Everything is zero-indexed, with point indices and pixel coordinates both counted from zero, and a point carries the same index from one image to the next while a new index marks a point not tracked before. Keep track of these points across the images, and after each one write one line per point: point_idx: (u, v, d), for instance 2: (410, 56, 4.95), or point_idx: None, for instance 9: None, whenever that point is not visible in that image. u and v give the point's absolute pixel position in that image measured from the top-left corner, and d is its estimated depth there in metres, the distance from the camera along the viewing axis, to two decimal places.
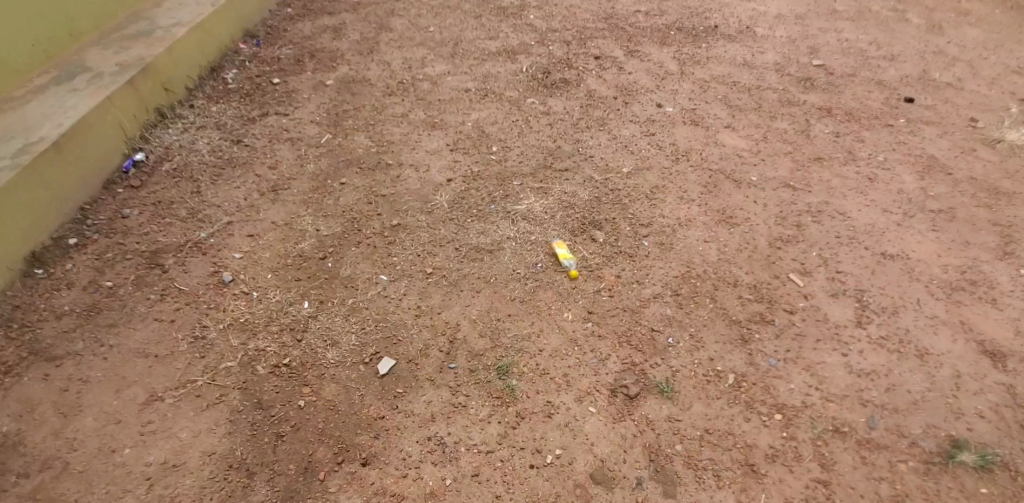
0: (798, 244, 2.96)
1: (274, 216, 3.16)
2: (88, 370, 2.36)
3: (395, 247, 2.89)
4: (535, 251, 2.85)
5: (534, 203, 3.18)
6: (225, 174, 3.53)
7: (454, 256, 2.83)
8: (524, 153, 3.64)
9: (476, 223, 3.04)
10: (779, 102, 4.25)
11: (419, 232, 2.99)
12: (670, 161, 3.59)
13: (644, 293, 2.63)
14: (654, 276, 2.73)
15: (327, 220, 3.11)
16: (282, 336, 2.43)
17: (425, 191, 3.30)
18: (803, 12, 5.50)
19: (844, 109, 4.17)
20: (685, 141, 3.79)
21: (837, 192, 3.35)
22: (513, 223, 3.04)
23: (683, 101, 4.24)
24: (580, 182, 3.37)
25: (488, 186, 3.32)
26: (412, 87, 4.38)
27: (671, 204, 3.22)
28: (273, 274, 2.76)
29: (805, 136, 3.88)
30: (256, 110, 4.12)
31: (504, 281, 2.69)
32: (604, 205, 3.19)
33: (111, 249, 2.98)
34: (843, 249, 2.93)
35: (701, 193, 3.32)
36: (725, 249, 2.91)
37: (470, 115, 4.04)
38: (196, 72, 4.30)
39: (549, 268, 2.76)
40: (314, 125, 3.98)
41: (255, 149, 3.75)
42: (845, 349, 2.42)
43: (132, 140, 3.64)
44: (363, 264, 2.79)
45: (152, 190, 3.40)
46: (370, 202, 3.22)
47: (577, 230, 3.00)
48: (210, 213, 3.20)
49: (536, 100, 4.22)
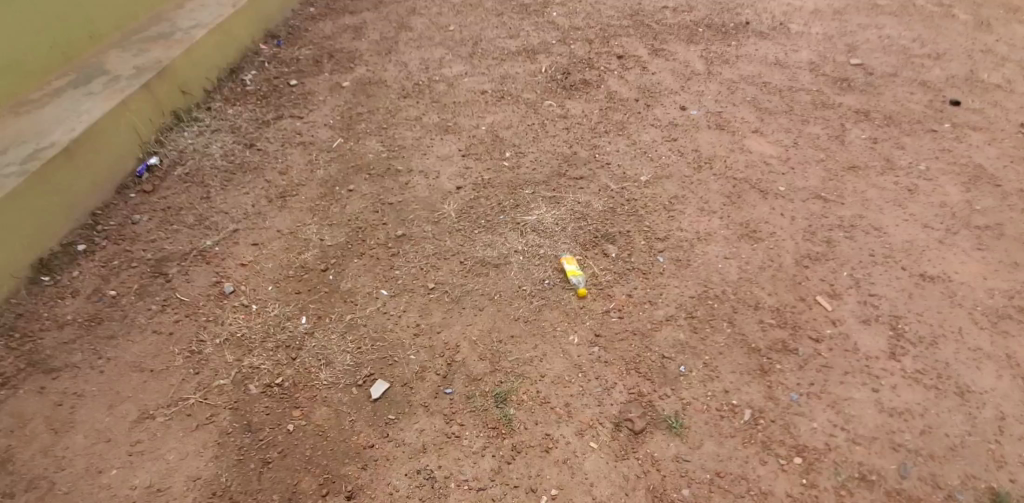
0: (827, 262, 2.75)
1: (279, 224, 3.11)
2: (84, 385, 2.37)
3: (398, 260, 2.80)
4: (541, 266, 2.72)
5: (545, 214, 3.04)
6: (235, 179, 3.51)
7: (458, 270, 2.72)
8: (538, 159, 3.51)
9: (482, 234, 2.92)
10: (812, 105, 4.02)
11: (424, 244, 2.88)
12: (692, 170, 3.40)
13: (656, 315, 2.48)
14: (668, 296, 2.57)
15: (331, 229, 3.03)
16: (276, 353, 2.36)
17: (432, 199, 3.19)
18: (841, 7, 5.21)
19: (882, 113, 3.92)
20: (708, 147, 3.60)
21: (872, 204, 3.11)
22: (522, 234, 2.91)
23: (709, 104, 4.03)
24: (594, 192, 3.22)
25: (498, 195, 3.20)
26: (427, 89, 4.28)
27: (689, 216, 3.04)
28: (273, 287, 2.71)
29: (838, 142, 3.64)
30: (271, 113, 4.11)
31: (508, 299, 2.56)
32: (618, 216, 3.04)
33: (118, 256, 2.99)
34: (878, 270, 2.70)
35: (723, 204, 3.12)
36: (747, 267, 2.72)
37: (484, 118, 3.93)
38: (214, 73, 4.33)
39: (556, 286, 2.62)
40: (326, 129, 3.93)
41: (266, 154, 3.73)
42: (876, 384, 2.21)
43: (147, 143, 3.67)
44: (365, 278, 2.70)
45: (163, 195, 3.41)
46: (375, 211, 3.13)
47: (588, 244, 2.85)
48: (217, 220, 3.18)
49: (554, 102, 4.07)
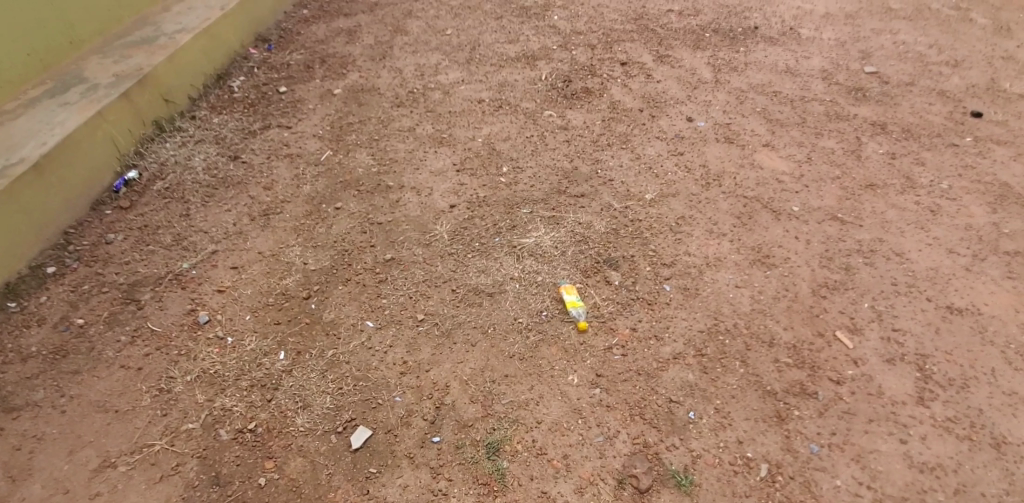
0: (846, 292, 2.56)
1: (261, 245, 2.92)
2: (45, 427, 2.22)
3: (386, 287, 2.61)
4: (539, 296, 2.53)
5: (544, 236, 2.86)
6: (217, 195, 3.32)
7: (449, 299, 2.54)
8: (536, 174, 3.32)
9: (476, 258, 2.74)
10: (825, 116, 3.82)
11: (414, 269, 2.70)
12: (700, 187, 3.21)
13: (663, 353, 2.29)
14: (675, 331, 2.38)
15: (316, 252, 2.85)
16: (250, 394, 2.19)
17: (424, 219, 3.01)
18: (853, 11, 5.01)
19: (899, 125, 3.73)
20: (716, 163, 3.40)
21: (893, 227, 2.92)
22: (518, 259, 2.73)
23: (717, 115, 3.84)
24: (596, 211, 3.03)
25: (493, 214, 3.01)
26: (422, 97, 4.09)
27: (697, 239, 2.85)
28: (251, 317, 2.53)
29: (855, 158, 3.44)
30: (258, 123, 3.93)
31: (503, 333, 2.38)
32: (621, 238, 2.86)
33: (89, 280, 2.81)
34: (901, 301, 2.52)
35: (734, 226, 2.93)
36: (760, 297, 2.54)
37: (481, 129, 3.74)
38: (200, 80, 4.15)
39: (555, 318, 2.44)
40: (315, 140, 3.75)
41: (251, 167, 3.54)
42: (904, 433, 2.02)
43: (125, 155, 3.50)
44: (350, 307, 2.52)
45: (141, 212, 3.23)
46: (363, 232, 2.94)
47: (589, 270, 2.67)
48: (196, 240, 3.00)
49: (555, 112, 3.88)
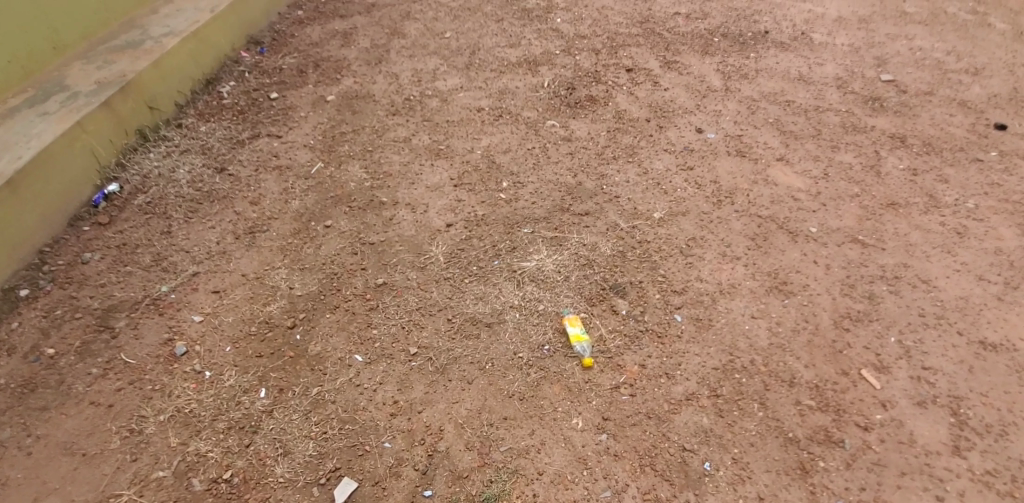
0: (870, 324, 2.39)
1: (245, 267, 2.75)
2: (8, 471, 2.05)
3: (376, 315, 2.44)
4: (540, 327, 2.36)
5: (546, 259, 2.68)
6: (202, 210, 3.15)
7: (445, 330, 2.37)
8: (538, 190, 3.14)
9: (474, 284, 2.57)
10: (842, 127, 3.64)
11: (407, 296, 2.52)
12: (711, 205, 3.03)
13: (675, 393, 2.13)
14: (687, 368, 2.21)
15: (303, 275, 2.67)
16: (227, 438, 2.03)
17: (419, 239, 2.83)
18: (867, 14, 4.82)
19: (920, 138, 3.55)
20: (728, 178, 3.22)
21: (918, 250, 2.74)
22: (518, 285, 2.56)
23: (728, 126, 3.66)
24: (601, 231, 2.86)
25: (492, 235, 2.84)
26: (419, 105, 3.91)
27: (710, 263, 2.68)
28: (231, 348, 2.36)
29: (874, 174, 3.26)
30: (246, 132, 3.75)
31: (502, 370, 2.21)
32: (629, 262, 2.68)
33: (62, 304, 2.64)
34: (930, 335, 2.34)
35: (748, 248, 2.75)
36: (778, 329, 2.36)
37: (480, 140, 3.56)
38: (187, 85, 3.96)
39: (557, 353, 2.27)
40: (306, 151, 3.57)
41: (238, 180, 3.37)
42: (939, 489, 1.88)
43: (106, 167, 3.31)
44: (337, 338, 2.35)
45: (120, 228, 3.06)
46: (353, 252, 2.77)
47: (594, 298, 2.50)
48: (177, 260, 2.83)
49: (557, 121, 3.70)
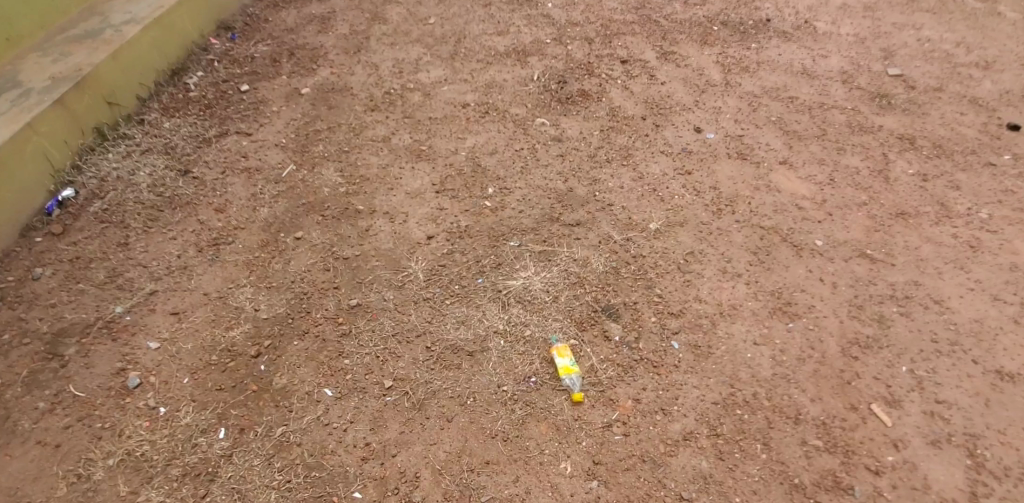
0: (880, 351, 2.23)
1: (208, 285, 2.54)
2: None
3: (349, 342, 2.24)
4: (527, 356, 2.19)
5: (534, 277, 2.49)
6: (164, 219, 2.92)
7: (422, 359, 2.18)
8: (526, 197, 2.93)
9: (456, 306, 2.37)
10: (848, 127, 3.44)
11: (383, 319, 2.33)
12: (711, 214, 2.84)
13: (672, 431, 1.96)
14: (685, 402, 2.05)
15: (270, 294, 2.46)
16: (181, 487, 1.85)
17: (398, 253, 2.63)
18: (872, 2, 4.58)
19: (929, 139, 3.36)
20: (728, 183, 3.02)
21: (929, 267, 2.59)
22: (504, 307, 2.37)
23: (728, 124, 3.45)
24: (594, 244, 2.66)
25: (476, 249, 2.64)
26: (400, 99, 3.66)
27: (709, 280, 2.50)
28: (189, 380, 2.16)
29: (882, 179, 3.08)
30: (213, 128, 3.48)
31: (484, 406, 2.03)
32: (623, 279, 2.49)
33: (9, 327, 2.42)
34: (944, 364, 2.19)
35: (750, 264, 2.58)
36: (783, 357, 2.20)
37: (465, 140, 3.32)
38: (152, 77, 3.67)
39: (544, 386, 2.09)
40: (278, 151, 3.32)
41: (204, 184, 3.13)
42: None
43: (61, 170, 3.06)
44: (305, 369, 2.15)
45: (75, 239, 2.82)
46: (326, 269, 2.56)
47: (585, 322, 2.31)
48: (135, 276, 2.61)
49: (547, 119, 3.46)
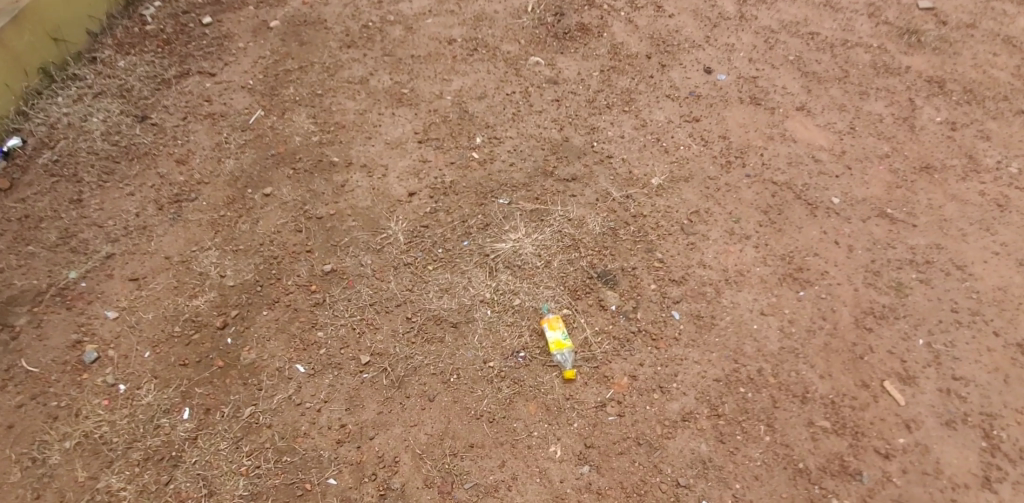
0: (896, 323, 2.08)
1: (169, 248, 2.33)
2: None
3: (322, 312, 2.07)
4: (515, 329, 2.02)
5: (524, 239, 2.28)
6: (121, 172, 2.66)
7: (402, 332, 2.01)
8: (517, 147, 2.67)
9: (439, 273, 2.18)
10: (872, 68, 3.12)
11: (359, 287, 2.14)
12: (719, 167, 2.60)
13: (670, 411, 1.83)
14: (685, 379, 1.91)
15: (237, 258, 2.26)
16: (144, 472, 1.73)
17: (376, 212, 2.40)
18: None
19: (960, 83, 3.06)
20: (739, 132, 2.76)
21: (952, 229, 2.39)
22: (491, 274, 2.18)
23: (741, 65, 3.12)
24: (590, 201, 2.44)
25: (462, 207, 2.41)
26: (378, 34, 3.29)
27: (715, 243, 2.30)
28: (150, 354, 2.00)
29: (907, 128, 2.82)
30: (173, 68, 3.13)
31: (469, 384, 1.89)
32: (621, 241, 2.29)
33: None
34: (962, 337, 2.05)
35: (760, 224, 2.37)
36: (791, 329, 2.04)
37: (450, 81, 3.00)
38: (103, 9, 3.28)
39: (534, 362, 1.94)
40: (245, 93, 3.01)
41: (164, 131, 2.84)
42: None
43: (4, 118, 2.79)
44: (275, 343, 1.99)
45: (24, 195, 2.58)
46: (297, 229, 2.34)
47: (579, 290, 2.14)
48: (90, 237, 2.39)
49: (542, 58, 3.12)
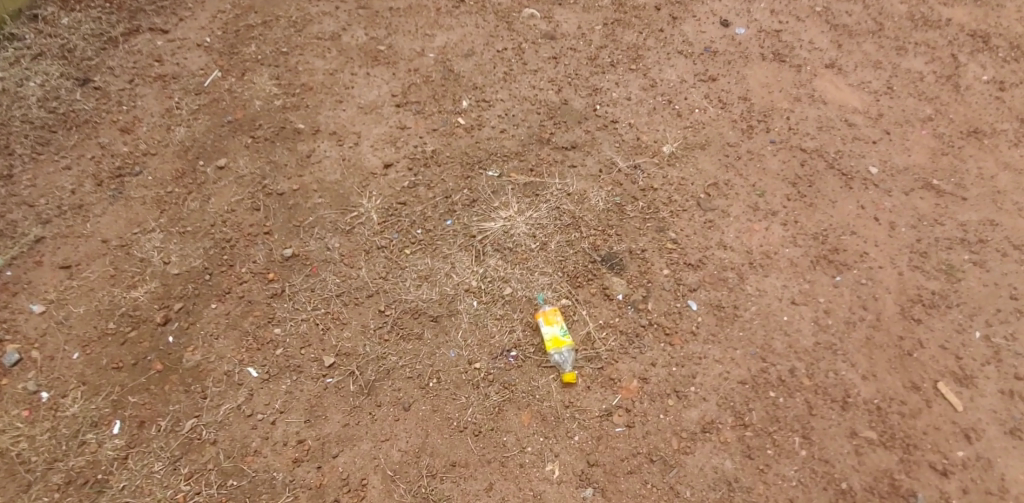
0: (948, 313, 1.79)
1: (107, 230, 2.01)
2: None
3: (280, 305, 1.77)
4: (506, 324, 1.73)
5: (517, 217, 1.97)
6: (57, 143, 2.33)
7: (373, 328, 1.72)
8: (509, 112, 2.33)
9: (417, 258, 1.88)
10: (909, 20, 2.75)
11: (324, 275, 1.84)
12: (740, 133, 2.27)
13: (689, 421, 1.56)
14: (705, 382, 1.63)
15: (183, 241, 1.94)
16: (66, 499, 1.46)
17: (345, 186, 2.08)
18: None
19: (1007, 36, 2.71)
20: (762, 94, 2.41)
21: (1007, 202, 2.08)
22: (478, 258, 1.88)
23: (763, 16, 2.74)
24: (593, 174, 2.12)
25: (445, 181, 2.09)
26: None
27: (738, 220, 1.99)
28: (80, 355, 1.71)
29: (950, 89, 2.48)
30: (121, 24, 2.75)
31: (450, 390, 1.61)
32: (629, 220, 1.98)
33: None
34: None
35: (789, 199, 2.05)
36: (828, 322, 1.75)
37: (432, 37, 2.63)
38: None
39: (527, 363, 1.66)
40: (201, 53, 2.64)
41: (108, 97, 2.49)
42: None
43: None
44: (224, 342, 1.70)
45: None
46: (254, 207, 2.02)
47: (580, 277, 1.84)
48: (18, 219, 2.07)
49: (536, 10, 2.74)
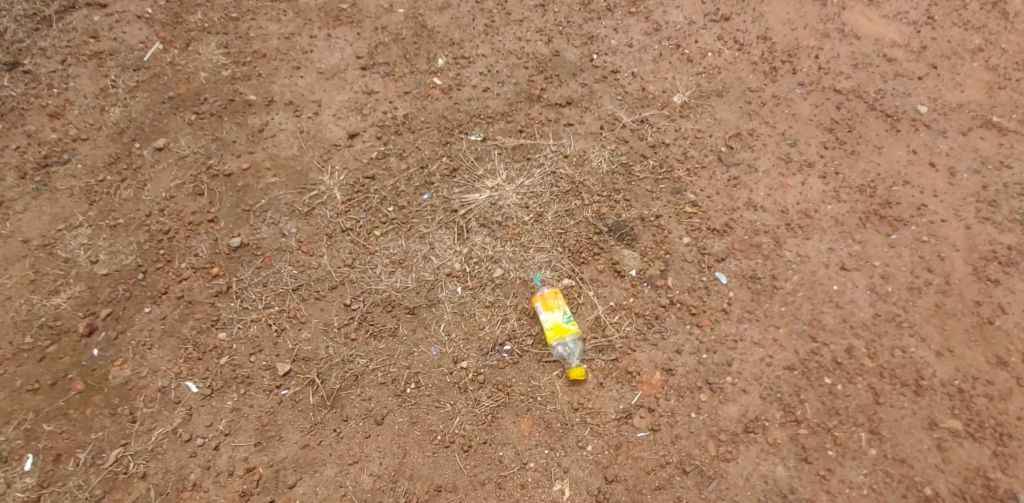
0: None
1: (27, 228, 1.71)
2: None
3: (226, 305, 1.48)
4: (498, 313, 1.44)
5: (506, 186, 1.67)
6: None
7: (338, 327, 1.43)
8: (492, 67, 2.01)
9: (388, 239, 1.58)
10: None
11: (279, 266, 1.54)
12: (762, 76, 1.94)
13: (727, 420, 1.28)
14: (743, 370, 1.34)
15: (114, 236, 1.65)
16: None
17: (304, 162, 1.77)
18: None
19: None
20: (785, 31, 2.06)
21: None
22: (461, 236, 1.58)
23: None
24: (593, 131, 1.80)
25: (420, 149, 1.79)
26: None
27: (768, 176, 1.67)
28: None
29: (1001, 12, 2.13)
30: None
31: (430, 397, 1.33)
32: (639, 181, 1.67)
33: None
34: None
35: (826, 148, 1.74)
36: (888, 289, 1.44)
37: None
38: None
39: (524, 358, 1.38)
40: (142, 25, 2.25)
41: (36, 81, 2.12)
42: None
43: None
44: (159, 353, 1.41)
45: None
46: (197, 192, 1.72)
47: (584, 252, 1.53)
48: None
49: None
